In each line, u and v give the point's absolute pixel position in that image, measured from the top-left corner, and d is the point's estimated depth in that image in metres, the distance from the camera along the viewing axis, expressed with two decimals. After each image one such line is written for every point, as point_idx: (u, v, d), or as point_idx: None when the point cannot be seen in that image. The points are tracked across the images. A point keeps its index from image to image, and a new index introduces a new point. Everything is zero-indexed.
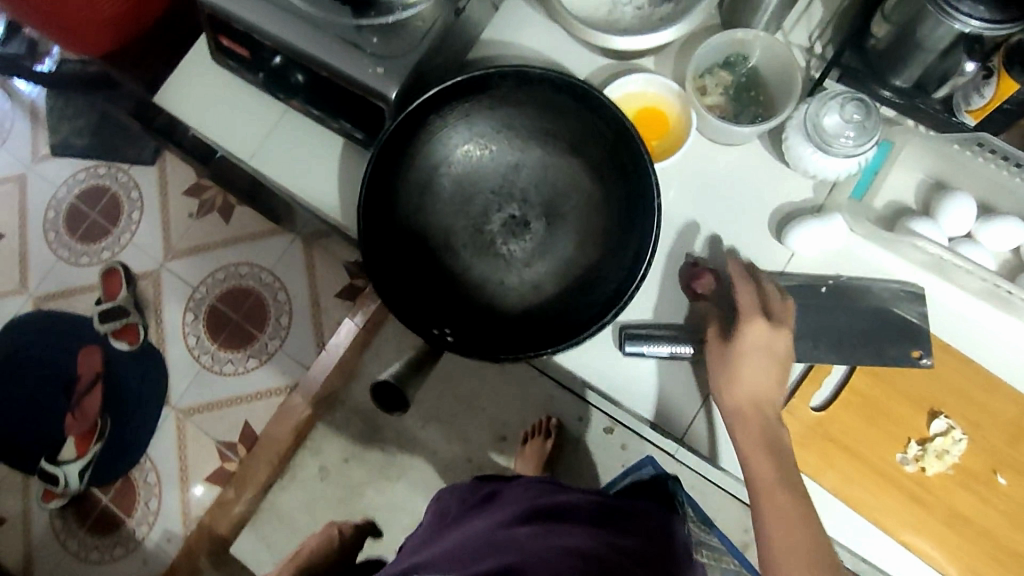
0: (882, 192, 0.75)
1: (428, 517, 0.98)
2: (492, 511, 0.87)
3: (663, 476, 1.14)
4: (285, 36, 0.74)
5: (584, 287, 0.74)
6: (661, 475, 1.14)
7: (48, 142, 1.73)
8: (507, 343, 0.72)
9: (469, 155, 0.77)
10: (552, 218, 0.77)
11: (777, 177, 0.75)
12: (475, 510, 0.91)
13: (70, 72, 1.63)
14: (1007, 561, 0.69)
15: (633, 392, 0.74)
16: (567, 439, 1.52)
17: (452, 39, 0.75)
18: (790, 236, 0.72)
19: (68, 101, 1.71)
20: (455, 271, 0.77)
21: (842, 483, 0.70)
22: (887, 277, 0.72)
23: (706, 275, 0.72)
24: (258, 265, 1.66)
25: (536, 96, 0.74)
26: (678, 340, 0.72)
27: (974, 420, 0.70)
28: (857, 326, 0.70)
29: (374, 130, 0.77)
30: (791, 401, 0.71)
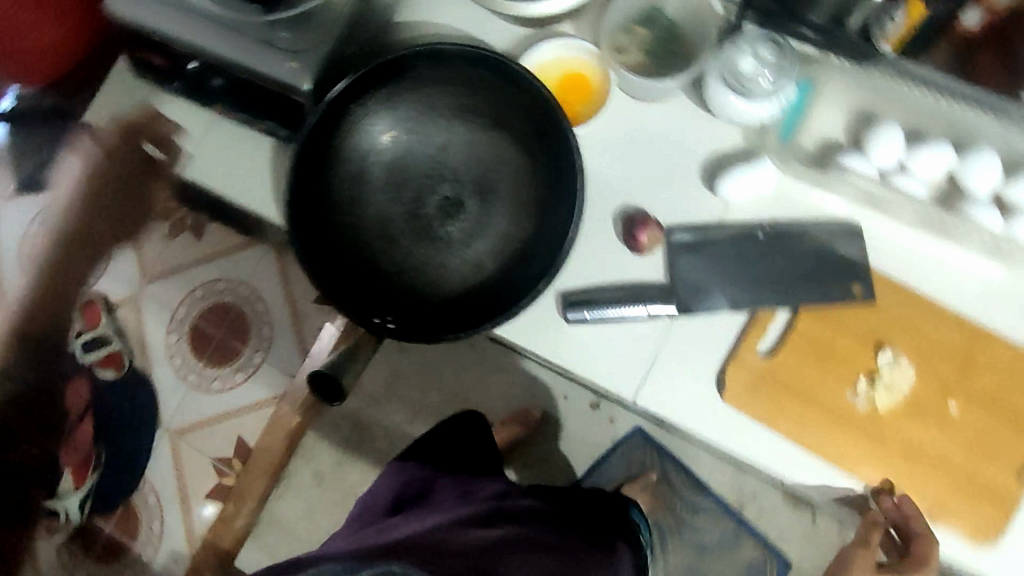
0: (811, 130, 0.73)
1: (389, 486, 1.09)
2: (451, 501, 0.98)
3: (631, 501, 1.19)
4: (203, 43, 0.74)
5: (523, 259, 0.73)
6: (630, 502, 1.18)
7: (11, 180, 1.69)
8: (449, 325, 0.72)
9: (396, 140, 0.77)
10: (484, 195, 0.76)
11: (706, 128, 0.75)
12: (438, 500, 1.00)
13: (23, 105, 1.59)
14: (969, 489, 0.69)
15: (585, 360, 0.73)
16: (554, 418, 1.53)
17: (364, 26, 0.75)
18: (723, 185, 0.72)
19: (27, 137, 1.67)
20: (395, 259, 0.76)
21: (796, 428, 0.70)
22: (823, 215, 0.72)
23: (649, 229, 0.72)
24: (232, 278, 1.66)
25: (453, 72, 0.74)
26: (620, 301, 0.72)
27: (923, 350, 0.70)
28: (796, 268, 0.71)
29: (296, 124, 0.76)
30: (735, 349, 0.71)
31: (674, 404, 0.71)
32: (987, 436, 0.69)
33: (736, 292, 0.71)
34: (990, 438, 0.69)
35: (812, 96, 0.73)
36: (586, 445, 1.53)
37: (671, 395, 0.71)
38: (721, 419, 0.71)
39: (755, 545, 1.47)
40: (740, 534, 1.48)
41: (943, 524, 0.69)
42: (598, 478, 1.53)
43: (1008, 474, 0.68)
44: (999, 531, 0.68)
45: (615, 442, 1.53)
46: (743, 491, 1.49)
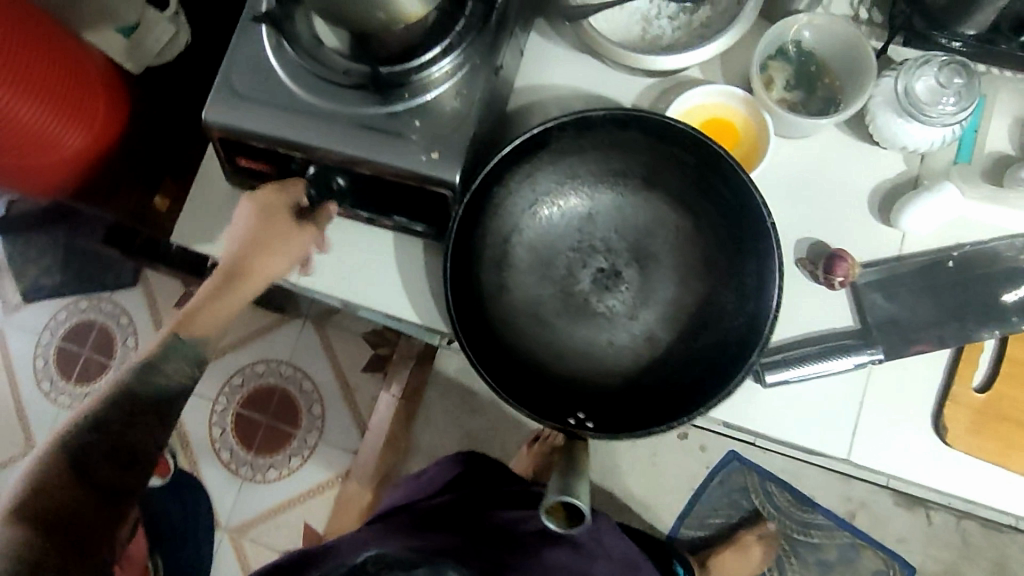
0: (988, 146, 0.70)
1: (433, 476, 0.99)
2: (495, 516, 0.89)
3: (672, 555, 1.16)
4: (321, 145, 0.67)
5: (703, 326, 0.68)
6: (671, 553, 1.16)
7: (16, 289, 1.56)
8: (636, 411, 0.67)
9: (540, 216, 0.71)
10: (644, 262, 0.71)
11: (866, 158, 0.71)
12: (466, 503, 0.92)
13: (22, 212, 1.48)
14: None
15: (779, 420, 0.68)
16: (643, 454, 1.48)
17: (493, 101, 0.69)
18: (903, 217, 0.67)
19: (25, 241, 1.54)
20: (556, 345, 0.70)
21: None
22: (1006, 233, 0.69)
23: (848, 262, 0.67)
24: (273, 359, 1.59)
25: (599, 136, 0.68)
26: (817, 354, 0.67)
27: None
28: (993, 293, 0.67)
29: (431, 215, 0.70)
30: (953, 388, 0.67)
31: (888, 454, 0.66)
32: None
33: (940, 327, 0.67)
34: None
35: (984, 112, 0.70)
36: (681, 477, 1.48)
37: (883, 445, 0.66)
38: (944, 466, 0.66)
39: (874, 553, 1.42)
40: (856, 544, 1.43)
41: None
42: (699, 509, 1.47)
43: None
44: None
45: (711, 470, 1.48)
46: (853, 499, 1.44)
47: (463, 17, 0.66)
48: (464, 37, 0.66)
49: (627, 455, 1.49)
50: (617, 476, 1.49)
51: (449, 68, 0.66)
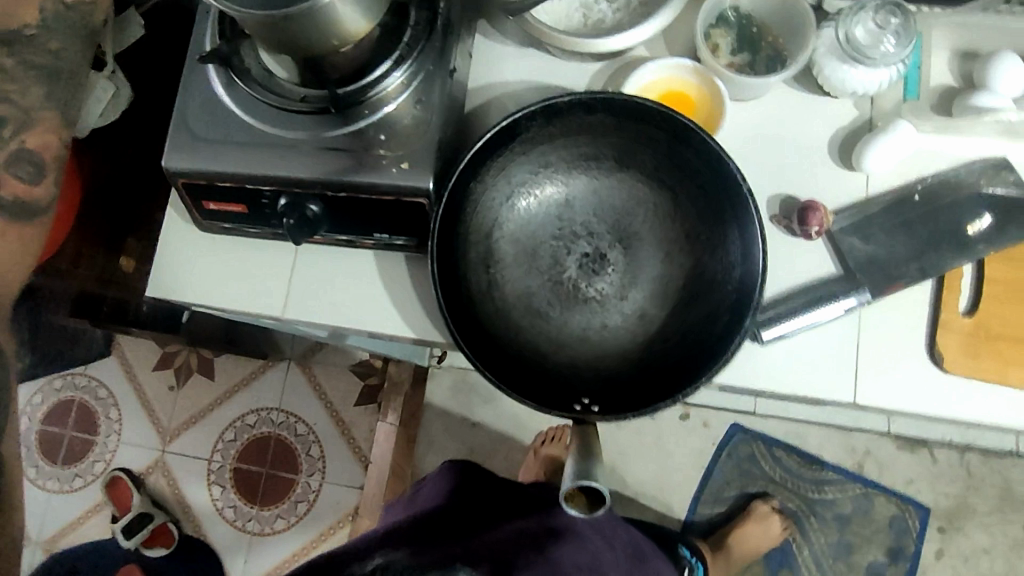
0: (932, 81, 0.73)
1: (430, 483, 0.95)
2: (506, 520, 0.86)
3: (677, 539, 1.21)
4: (289, 175, 0.66)
5: (694, 295, 0.69)
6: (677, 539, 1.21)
7: None
8: (642, 389, 0.67)
9: (519, 209, 0.71)
10: (627, 241, 0.71)
11: (820, 107, 0.72)
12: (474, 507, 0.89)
13: None
14: None
15: (783, 375, 0.68)
16: (648, 440, 1.49)
17: (452, 105, 0.69)
18: (865, 158, 0.69)
19: None
20: (554, 333, 0.70)
21: None
22: (964, 161, 0.71)
23: (821, 211, 0.68)
24: (262, 406, 1.56)
25: (567, 120, 0.68)
26: (808, 304, 0.68)
27: None
28: (962, 218, 0.69)
29: (408, 228, 0.70)
30: (939, 317, 0.68)
31: (891, 392, 0.68)
32: None
33: (918, 260, 0.68)
34: None
35: (925, 47, 0.72)
36: (690, 455, 1.49)
37: (885, 384, 0.68)
38: (944, 393, 0.67)
39: (888, 502, 1.45)
40: (870, 495, 1.45)
41: None
42: (712, 485, 1.49)
43: None
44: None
45: (718, 445, 1.49)
46: (857, 450, 1.46)
47: (408, 28, 0.66)
48: (412, 46, 0.66)
49: (634, 442, 1.50)
50: (626, 466, 1.50)
51: (402, 81, 0.66)
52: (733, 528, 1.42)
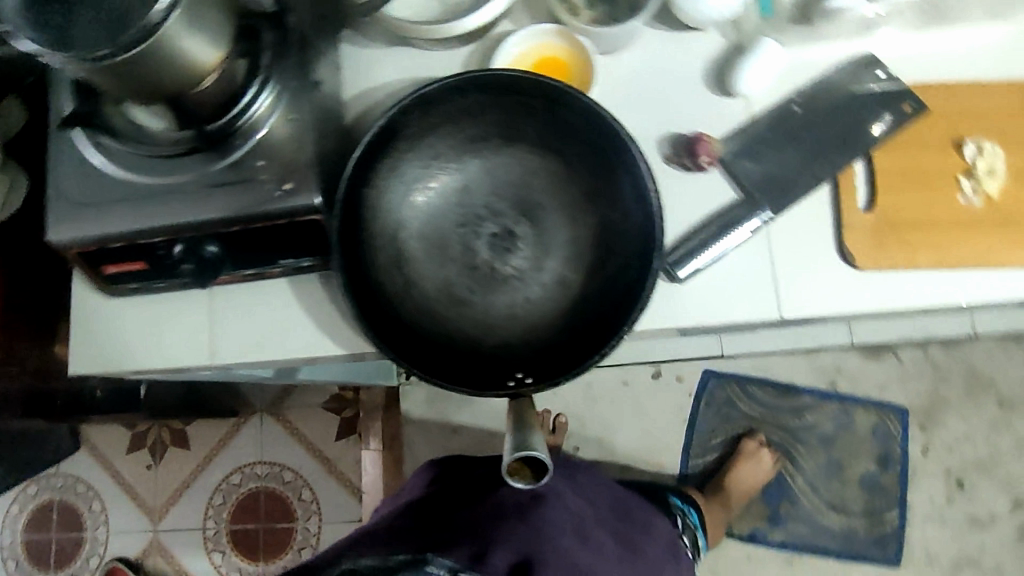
0: None
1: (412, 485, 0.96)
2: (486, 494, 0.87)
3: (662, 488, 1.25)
4: (179, 221, 0.65)
5: (606, 250, 0.69)
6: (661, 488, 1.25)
7: None
8: (575, 352, 0.67)
9: (419, 205, 0.71)
10: (531, 213, 0.72)
11: (688, 43, 0.73)
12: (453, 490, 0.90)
13: None
14: None
15: (710, 308, 0.69)
16: (627, 406, 1.52)
17: (328, 118, 0.69)
18: (739, 81, 0.70)
19: None
20: (479, 318, 0.70)
21: (937, 256, 0.68)
22: (833, 64, 0.72)
23: (706, 142, 0.70)
24: (244, 462, 1.54)
25: (446, 107, 0.69)
26: (716, 235, 0.69)
27: (990, 127, 0.70)
28: (843, 119, 0.70)
29: (313, 247, 0.69)
30: (841, 218, 0.69)
31: (815, 299, 0.69)
32: None
33: (811, 169, 0.69)
34: None
35: None
36: (671, 412, 1.51)
37: (808, 293, 0.69)
38: (861, 288, 0.69)
39: (868, 412, 1.48)
40: (850, 409, 1.48)
41: None
42: (699, 435, 1.51)
43: None
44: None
45: (695, 395, 1.51)
46: (827, 368, 1.50)
47: (264, 51, 0.65)
48: (272, 68, 0.66)
49: (614, 410, 1.52)
50: (613, 436, 1.51)
51: (271, 105, 0.66)
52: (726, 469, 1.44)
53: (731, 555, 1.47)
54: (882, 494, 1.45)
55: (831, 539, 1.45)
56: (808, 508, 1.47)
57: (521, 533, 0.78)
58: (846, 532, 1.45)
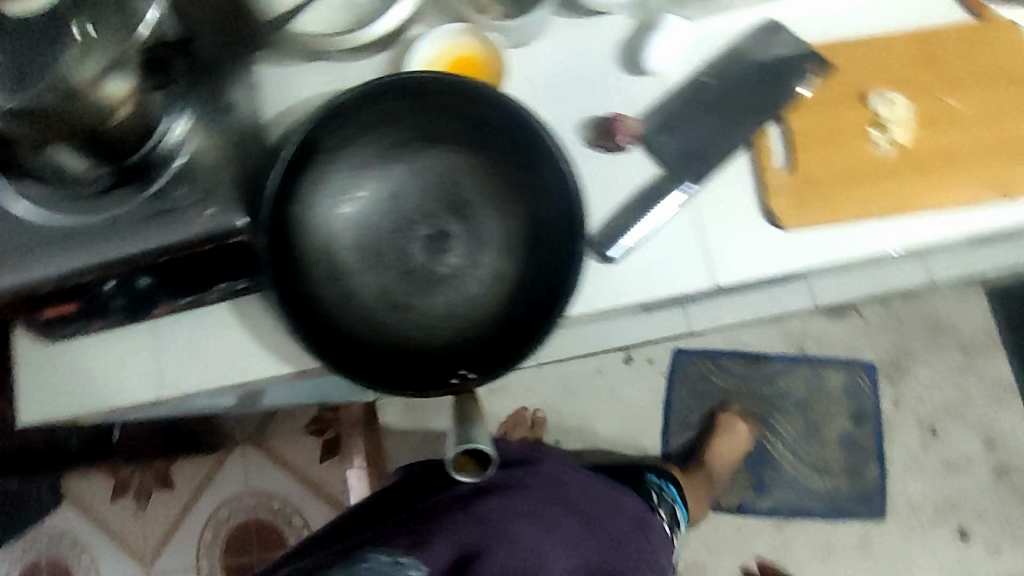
0: None
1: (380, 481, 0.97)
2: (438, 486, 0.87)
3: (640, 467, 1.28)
4: (105, 259, 0.64)
5: (536, 238, 0.70)
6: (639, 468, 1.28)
7: None
8: (516, 340, 0.68)
9: (349, 215, 0.72)
10: (460, 210, 0.72)
11: (596, 27, 0.75)
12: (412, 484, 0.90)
13: None
14: (1015, 147, 0.69)
15: (644, 282, 0.70)
16: (603, 392, 1.53)
17: (247, 137, 0.69)
18: (648, 58, 0.72)
19: None
20: (420, 319, 0.70)
21: (857, 207, 0.70)
22: (738, 32, 0.74)
23: (624, 121, 0.71)
24: (231, 495, 1.53)
25: (363, 116, 0.69)
26: (642, 211, 0.70)
27: (896, 75, 0.71)
28: (754, 85, 0.72)
29: (247, 267, 0.70)
30: (761, 181, 0.71)
31: (745, 262, 0.70)
32: (995, 105, 0.70)
33: (728, 136, 0.71)
34: (997, 106, 0.70)
35: None
36: (647, 394, 1.53)
37: (738, 257, 0.70)
38: (786, 247, 0.71)
39: (838, 370, 1.50)
40: (820, 369, 1.51)
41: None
42: (677, 413, 1.52)
43: None
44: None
45: (668, 374, 1.53)
46: (794, 333, 1.52)
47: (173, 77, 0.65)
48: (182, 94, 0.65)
49: (591, 399, 1.54)
50: (592, 424, 1.53)
51: (191, 133, 0.66)
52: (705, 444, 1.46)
53: (721, 528, 1.48)
54: (860, 451, 1.47)
55: (817, 502, 1.47)
56: (793, 475, 1.48)
57: (465, 523, 0.78)
58: (830, 493, 1.46)
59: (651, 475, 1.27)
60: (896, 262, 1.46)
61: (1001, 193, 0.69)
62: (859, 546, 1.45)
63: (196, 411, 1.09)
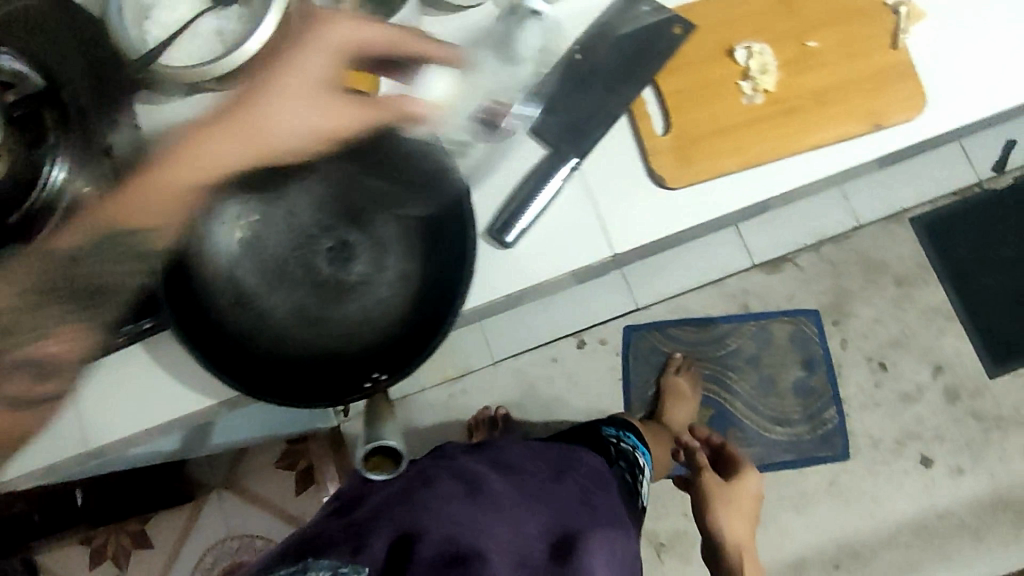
0: None
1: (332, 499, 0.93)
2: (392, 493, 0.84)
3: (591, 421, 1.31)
4: None
5: (434, 234, 0.71)
6: (590, 422, 1.31)
7: None
8: (426, 335, 0.69)
9: (247, 239, 0.72)
10: (358, 217, 0.73)
11: (464, 20, 0.76)
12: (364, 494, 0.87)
13: None
14: (879, 79, 0.72)
15: (545, 262, 0.72)
16: (561, 380, 1.56)
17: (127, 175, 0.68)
18: (514, 44, 0.73)
19: None
20: (333, 330, 0.71)
21: (737, 158, 0.72)
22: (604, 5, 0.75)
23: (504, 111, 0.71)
24: (212, 542, 1.53)
25: None
26: (532, 193, 0.71)
27: (756, 27, 0.74)
28: (622, 56, 0.73)
29: (150, 306, 0.70)
30: (643, 147, 0.73)
31: (639, 228, 0.72)
32: (852, 42, 0.73)
33: (605, 109, 0.73)
34: (855, 42, 0.73)
35: None
36: (604, 374, 1.56)
37: (631, 223, 0.72)
38: (674, 206, 0.73)
39: (784, 322, 1.54)
40: (767, 324, 1.54)
41: (893, 122, 0.72)
42: (636, 389, 1.56)
43: (886, 54, 0.72)
44: (936, 91, 0.73)
45: (622, 353, 1.56)
46: (737, 293, 1.55)
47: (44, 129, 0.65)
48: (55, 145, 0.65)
49: (552, 388, 1.57)
50: (556, 412, 1.56)
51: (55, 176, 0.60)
52: (661, 407, 1.49)
53: None
54: (816, 397, 1.51)
55: (783, 452, 1.50)
56: (755, 429, 1.51)
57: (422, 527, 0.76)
58: (794, 441, 1.50)
59: (609, 428, 1.30)
60: (814, 209, 1.54)
61: (872, 124, 0.71)
62: (828, 488, 1.48)
63: (154, 459, 1.09)
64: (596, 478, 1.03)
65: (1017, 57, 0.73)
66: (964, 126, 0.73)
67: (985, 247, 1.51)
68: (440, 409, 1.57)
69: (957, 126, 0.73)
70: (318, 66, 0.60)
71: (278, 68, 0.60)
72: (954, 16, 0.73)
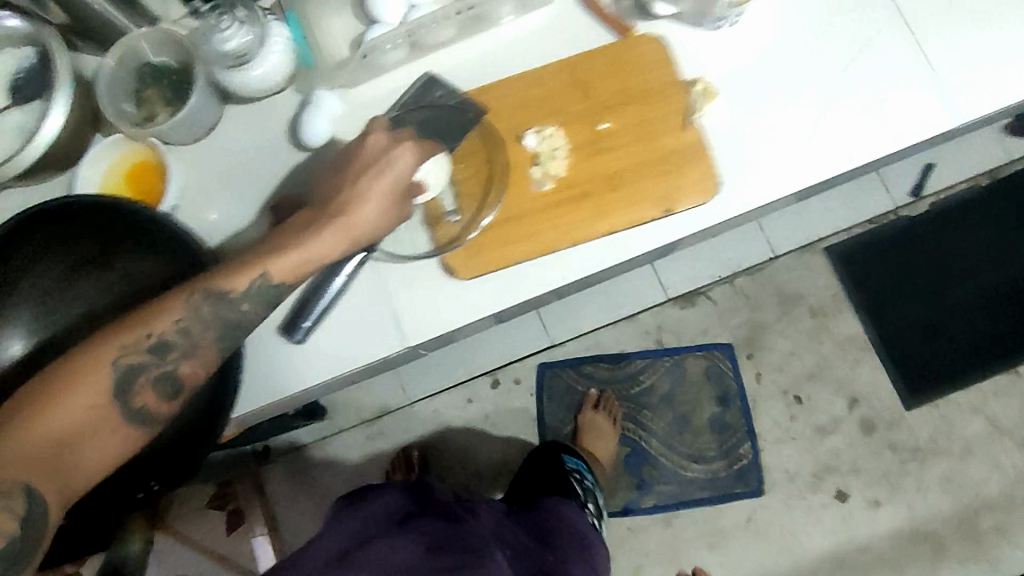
0: (331, 43, 0.77)
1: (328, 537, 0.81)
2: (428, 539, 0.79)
3: (556, 443, 1.28)
4: None
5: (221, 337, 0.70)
6: (555, 444, 1.28)
7: None
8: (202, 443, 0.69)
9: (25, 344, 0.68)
10: None
11: (260, 110, 0.77)
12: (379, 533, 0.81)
13: None
14: (671, 161, 0.71)
15: (338, 356, 0.73)
16: (478, 420, 1.54)
17: None
18: (306, 136, 0.74)
19: None
20: None
21: (531, 248, 0.71)
22: (399, 90, 0.76)
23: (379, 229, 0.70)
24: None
25: (30, 241, 0.70)
26: (319, 288, 0.71)
27: (548, 110, 0.74)
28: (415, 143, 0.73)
29: None
30: (435, 237, 0.73)
31: (425, 321, 0.72)
32: (643, 123, 0.72)
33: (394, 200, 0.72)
34: (646, 123, 0.72)
35: (304, 16, 0.77)
36: (519, 416, 1.54)
37: (424, 315, 0.72)
38: (465, 297, 0.72)
39: (695, 357, 1.52)
40: (682, 359, 1.52)
41: (684, 206, 0.71)
42: (551, 427, 1.54)
43: (679, 133, 0.72)
44: (732, 169, 0.71)
45: (537, 392, 1.54)
46: (651, 329, 1.53)
47: None
48: None
49: (467, 430, 1.54)
50: (474, 452, 1.54)
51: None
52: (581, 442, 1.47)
53: (613, 532, 1.49)
54: (731, 432, 1.49)
55: (698, 490, 1.48)
56: (669, 468, 1.50)
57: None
58: (709, 478, 1.48)
59: (571, 459, 1.26)
60: (725, 241, 1.52)
61: (664, 208, 0.70)
62: (746, 526, 1.46)
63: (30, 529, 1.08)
64: (577, 539, 1.01)
65: (814, 133, 0.71)
66: (765, 202, 0.71)
67: (900, 276, 1.48)
68: (357, 452, 1.57)
69: (755, 203, 0.71)
70: (403, 173, 0.67)
71: (373, 172, 0.65)
72: (749, 92, 0.72)
